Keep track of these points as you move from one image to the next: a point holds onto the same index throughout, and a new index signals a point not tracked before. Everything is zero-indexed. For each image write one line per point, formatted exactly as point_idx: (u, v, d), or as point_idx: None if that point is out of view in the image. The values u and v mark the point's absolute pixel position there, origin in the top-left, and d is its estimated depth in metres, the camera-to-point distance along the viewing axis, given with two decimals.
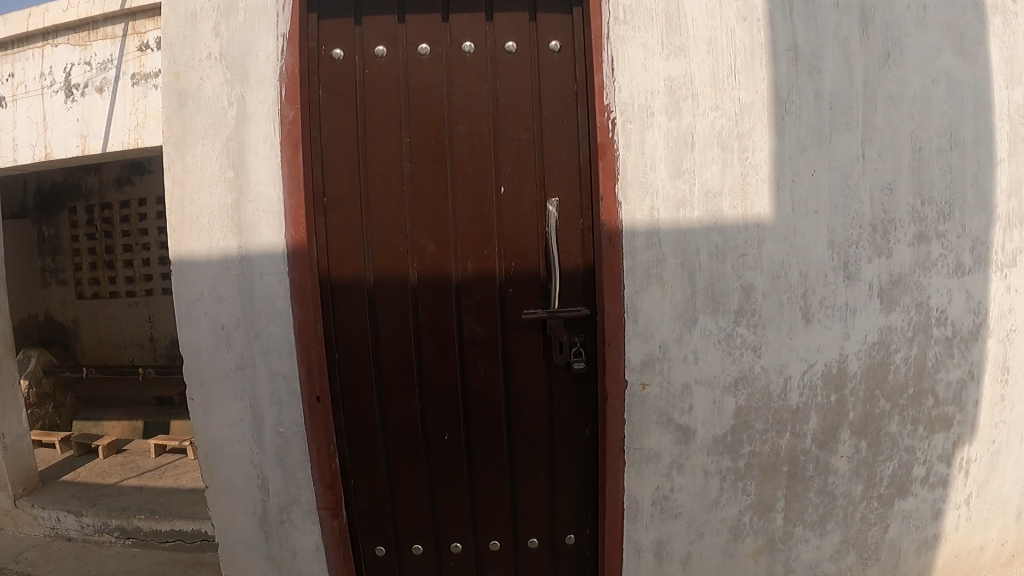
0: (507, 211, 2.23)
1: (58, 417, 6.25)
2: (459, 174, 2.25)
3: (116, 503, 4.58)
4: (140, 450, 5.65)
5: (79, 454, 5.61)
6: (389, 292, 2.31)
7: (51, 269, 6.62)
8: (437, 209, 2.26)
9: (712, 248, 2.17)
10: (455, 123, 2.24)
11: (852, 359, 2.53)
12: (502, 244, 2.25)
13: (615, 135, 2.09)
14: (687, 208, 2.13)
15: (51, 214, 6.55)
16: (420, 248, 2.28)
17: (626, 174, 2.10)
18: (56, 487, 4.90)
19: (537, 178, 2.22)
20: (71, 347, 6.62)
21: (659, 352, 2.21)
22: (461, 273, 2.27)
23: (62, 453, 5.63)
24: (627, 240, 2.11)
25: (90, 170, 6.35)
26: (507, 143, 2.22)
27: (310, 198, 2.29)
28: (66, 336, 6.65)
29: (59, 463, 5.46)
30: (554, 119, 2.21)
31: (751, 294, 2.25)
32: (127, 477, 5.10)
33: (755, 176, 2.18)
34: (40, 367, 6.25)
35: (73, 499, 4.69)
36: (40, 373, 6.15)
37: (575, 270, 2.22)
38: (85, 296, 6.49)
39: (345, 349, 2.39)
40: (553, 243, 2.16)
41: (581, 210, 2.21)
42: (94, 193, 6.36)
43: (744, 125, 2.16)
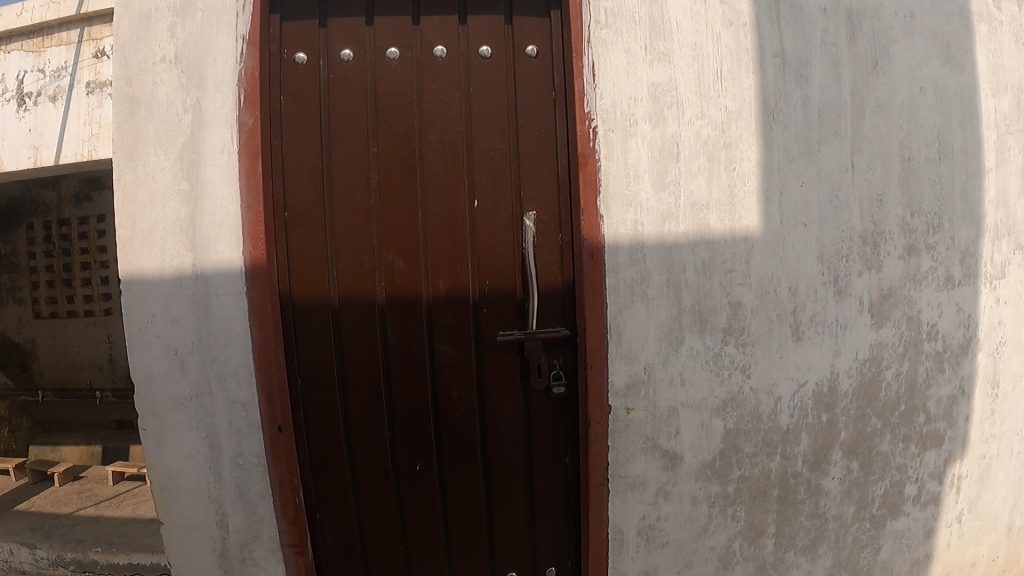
0: (481, 226, 2.07)
1: (14, 442, 6.04)
2: (430, 185, 2.08)
3: (71, 535, 4.31)
4: (98, 477, 5.39)
5: (35, 481, 5.35)
6: (356, 312, 2.14)
7: (8, 288, 6.28)
8: (406, 222, 2.09)
9: (699, 264, 2.02)
10: (427, 132, 2.08)
11: (844, 377, 2.43)
12: (477, 261, 2.08)
13: (597, 144, 1.92)
14: (673, 222, 1.98)
15: (8, 230, 6.24)
16: (387, 265, 2.10)
17: (608, 185, 1.93)
18: (9, 519, 4.65)
19: (513, 189, 2.07)
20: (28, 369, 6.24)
21: (644, 375, 2.05)
22: (433, 293, 2.10)
23: (18, 480, 5.38)
24: (610, 255, 1.94)
25: (48, 185, 6.08)
26: (482, 153, 2.07)
27: (270, 212, 2.11)
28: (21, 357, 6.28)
29: (14, 491, 5.18)
30: (531, 128, 2.06)
31: (740, 311, 2.12)
32: (84, 507, 4.80)
33: (742, 187, 2.06)
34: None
35: (27, 531, 4.44)
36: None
37: (556, 287, 2.05)
38: (43, 315, 6.17)
39: (310, 374, 2.22)
40: (530, 259, 1.99)
41: (561, 223, 2.05)
42: (52, 209, 6.09)
43: (731, 134, 2.04)
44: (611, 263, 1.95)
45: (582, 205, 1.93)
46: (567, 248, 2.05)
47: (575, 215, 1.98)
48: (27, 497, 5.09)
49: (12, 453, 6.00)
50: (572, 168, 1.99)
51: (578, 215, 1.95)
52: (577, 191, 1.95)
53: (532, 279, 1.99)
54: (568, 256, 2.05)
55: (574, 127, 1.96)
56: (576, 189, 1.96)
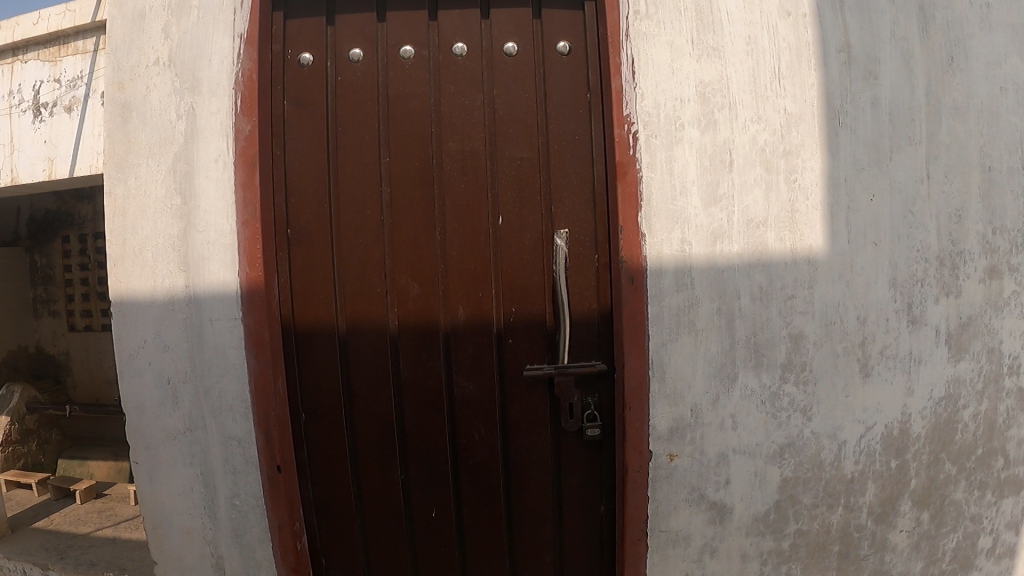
0: (505, 245, 1.79)
1: (43, 456, 5.71)
2: (448, 198, 1.80)
3: (84, 556, 4.06)
4: (122, 496, 5.18)
5: (56, 498, 5.10)
6: (364, 343, 1.88)
7: (43, 300, 5.90)
8: (421, 240, 1.82)
9: (755, 289, 1.74)
10: (444, 139, 1.82)
11: (916, 419, 2.13)
12: (501, 285, 1.80)
13: (638, 152, 1.66)
14: (726, 241, 1.70)
15: (44, 242, 5.82)
16: (399, 289, 1.83)
17: (650, 198, 1.66)
18: (24, 536, 4.41)
19: (543, 203, 1.79)
20: (62, 383, 5.90)
21: (690, 418, 1.78)
22: (451, 322, 1.82)
23: (39, 496, 5.12)
24: (653, 280, 1.67)
25: (84, 198, 5.66)
26: (506, 162, 1.79)
27: (270, 229, 1.88)
28: (57, 370, 5.93)
29: (34, 507, 4.95)
30: (563, 133, 1.79)
31: (801, 344, 1.84)
32: (102, 527, 4.58)
33: (805, 202, 1.79)
34: (23, 403, 5.47)
35: (42, 550, 4.19)
36: (22, 410, 5.42)
37: (589, 316, 1.79)
38: (80, 329, 5.80)
39: (314, 409, 1.96)
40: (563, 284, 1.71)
41: (596, 242, 1.78)
42: (88, 222, 5.68)
43: (792, 140, 1.77)
44: (654, 289, 1.67)
45: (621, 221, 1.66)
46: (604, 269, 1.77)
47: (613, 233, 1.71)
48: (47, 514, 4.82)
49: (40, 467, 5.68)
50: (609, 180, 1.72)
51: (615, 233, 1.69)
52: (615, 205, 1.69)
53: (563, 302, 1.74)
54: (605, 280, 1.77)
55: (610, 133, 1.70)
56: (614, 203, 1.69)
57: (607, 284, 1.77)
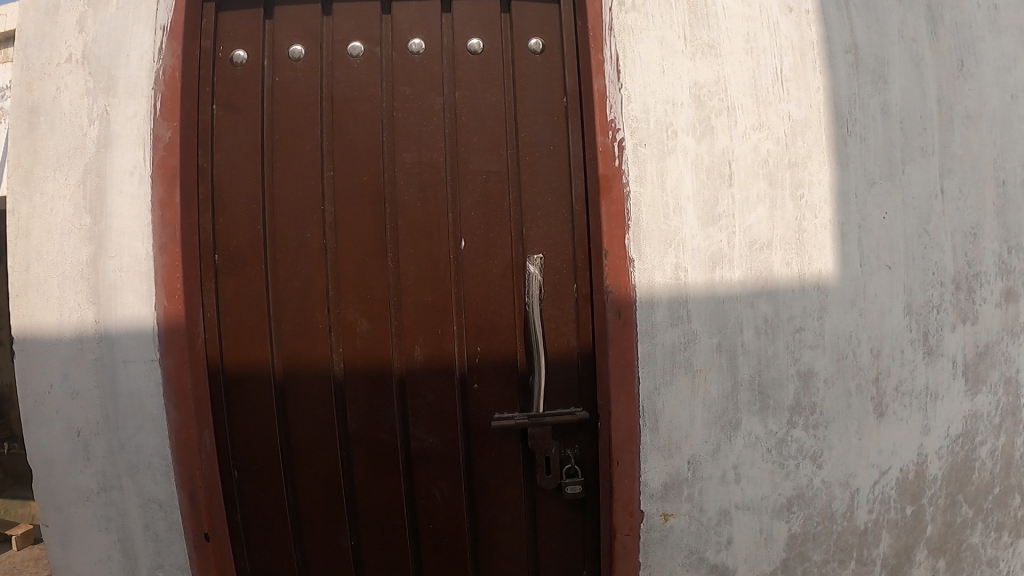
0: (469, 273, 1.52)
1: None
2: (402, 219, 1.53)
3: None
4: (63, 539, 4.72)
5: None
6: (306, 389, 1.59)
7: None
8: (370, 268, 1.55)
9: (760, 322, 1.51)
10: (398, 150, 1.55)
11: (933, 460, 1.91)
12: (465, 321, 1.53)
13: (624, 163, 1.40)
14: (727, 267, 1.46)
15: None
16: (345, 326, 1.56)
17: (639, 217, 1.40)
18: None
19: (512, 224, 1.53)
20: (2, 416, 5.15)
21: (687, 472, 1.53)
22: (406, 365, 1.55)
23: None
24: (644, 314, 1.41)
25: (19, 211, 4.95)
26: (469, 176, 1.53)
27: (195, 255, 1.59)
28: None
29: None
30: (535, 143, 1.53)
31: (811, 382, 1.61)
32: None
33: (813, 221, 1.57)
34: None
35: None
36: None
37: (568, 353, 1.53)
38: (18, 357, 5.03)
39: (248, 467, 1.65)
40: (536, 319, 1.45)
41: (575, 269, 1.52)
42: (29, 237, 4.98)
43: (798, 150, 1.56)
44: (645, 325, 1.41)
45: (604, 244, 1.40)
46: (586, 300, 1.51)
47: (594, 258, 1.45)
48: None
49: None
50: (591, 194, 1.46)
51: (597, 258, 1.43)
52: (597, 226, 1.43)
53: (540, 340, 1.47)
54: (585, 314, 1.51)
55: (590, 142, 1.45)
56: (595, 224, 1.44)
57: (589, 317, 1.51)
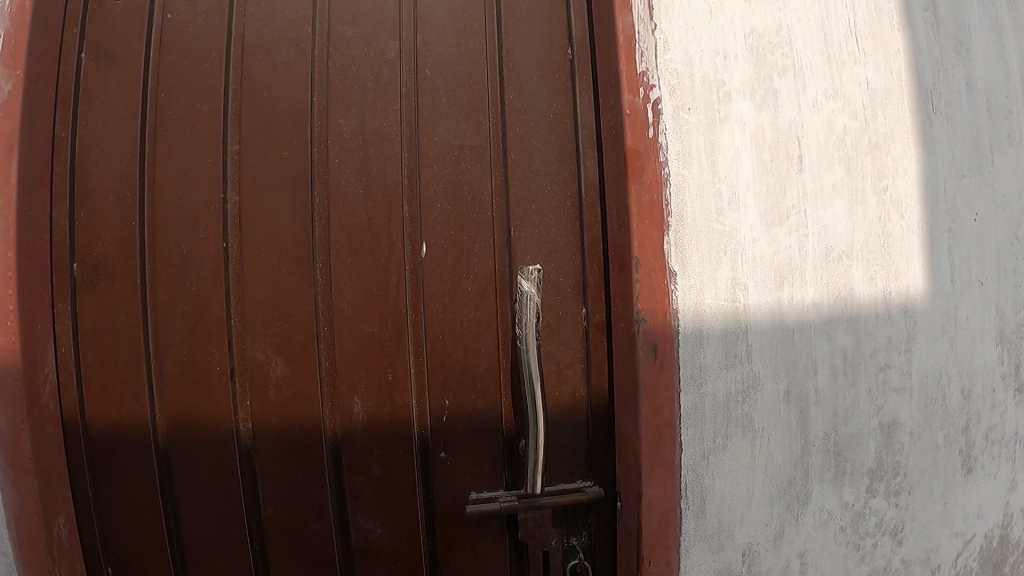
0: (432, 292, 1.07)
1: None
2: (334, 212, 1.07)
3: None
4: None
5: None
6: (203, 456, 1.14)
7: None
8: (289, 283, 1.07)
9: (839, 358, 1.10)
10: (332, 114, 1.09)
11: (1018, 521, 1.52)
12: (427, 360, 1.07)
13: (660, 133, 0.95)
14: (799, 284, 1.03)
15: None
16: (253, 368, 1.09)
17: (683, 210, 0.95)
18: None
19: (494, 221, 1.08)
20: None
21: (741, 568, 1.09)
22: (342, 425, 1.08)
23: None
24: (691, 351, 0.95)
25: None
26: (434, 151, 1.08)
27: (44, 263, 1.09)
28: None
29: None
30: (528, 109, 1.10)
31: (894, 436, 1.23)
32: None
33: (898, 221, 1.18)
34: None
35: None
36: None
37: (577, 404, 1.08)
38: None
39: (124, 567, 1.16)
40: (532, 359, 1.00)
41: (585, 286, 1.08)
42: None
43: (879, 128, 1.18)
44: (692, 367, 0.96)
45: (632, 246, 0.93)
46: (602, 328, 1.08)
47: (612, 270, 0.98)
48: None
49: None
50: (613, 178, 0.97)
51: (616, 271, 0.96)
52: (620, 225, 0.95)
53: (539, 393, 1.01)
54: (597, 351, 1.07)
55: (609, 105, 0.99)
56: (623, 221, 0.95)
57: (606, 353, 1.07)
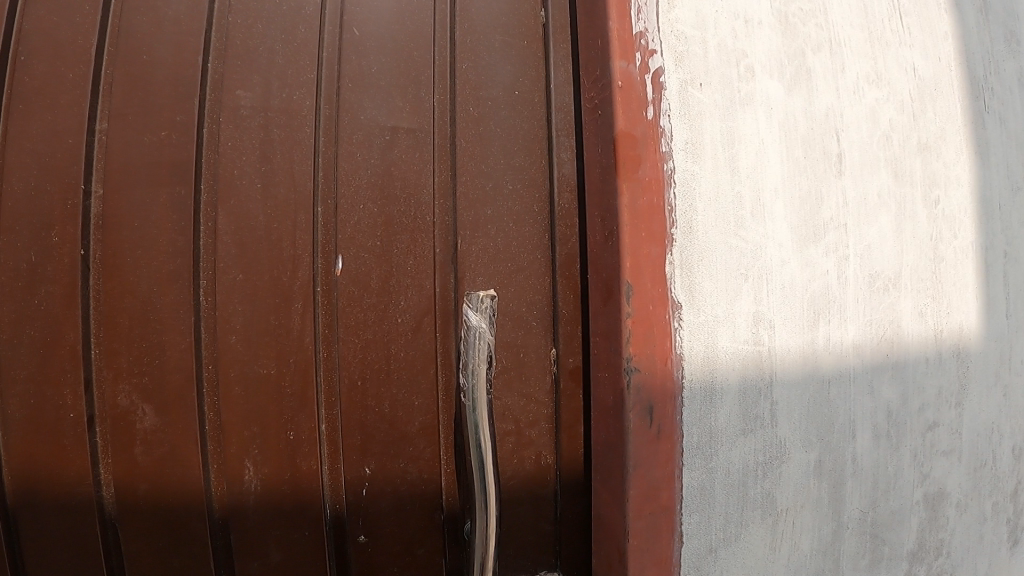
0: (350, 324, 0.82)
1: None
2: (222, 212, 0.80)
3: None
4: None
5: None
6: (44, 531, 0.83)
7: None
8: (162, 306, 0.81)
9: (883, 416, 0.86)
10: (227, 83, 0.83)
11: None
12: (342, 412, 0.82)
13: (662, 113, 0.68)
14: (839, 321, 0.79)
15: None
16: (114, 418, 0.81)
17: (693, 218, 0.69)
18: None
19: (435, 229, 0.83)
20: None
21: None
22: (230, 498, 0.81)
23: None
24: (700, 412, 0.69)
25: None
26: (359, 134, 0.83)
27: None
28: None
29: None
30: (485, 86, 0.86)
31: (939, 509, 0.98)
32: None
33: (950, 241, 0.94)
34: None
35: None
36: None
37: (542, 475, 0.84)
38: None
39: None
40: (484, 427, 0.74)
41: (555, 321, 0.84)
42: None
43: (927, 125, 0.95)
44: (700, 434, 0.69)
45: (623, 265, 0.65)
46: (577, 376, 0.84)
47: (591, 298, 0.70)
48: None
49: None
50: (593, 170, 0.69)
51: (597, 300, 0.68)
52: (602, 237, 0.67)
53: (492, 465, 0.75)
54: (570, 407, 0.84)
55: (589, 73, 0.70)
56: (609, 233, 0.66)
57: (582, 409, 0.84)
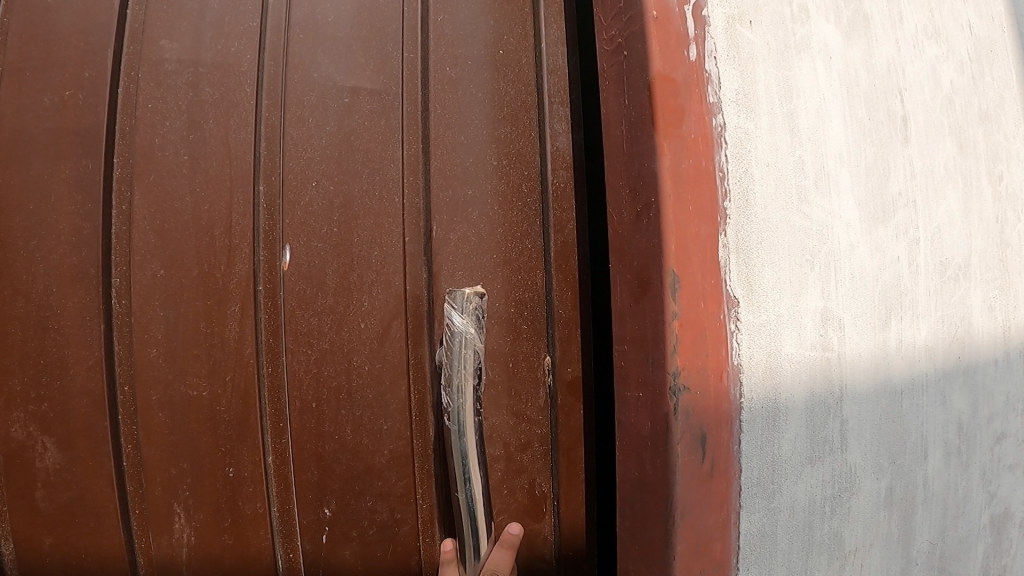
0: (298, 331, 0.69)
1: None
2: (141, 198, 0.69)
3: None
4: None
5: None
6: None
7: None
8: (63, 313, 0.69)
9: (954, 431, 0.72)
10: (148, 35, 0.71)
11: None
12: (292, 437, 0.70)
13: (706, 56, 0.54)
14: (910, 319, 0.65)
15: None
16: (10, 455, 0.70)
17: (749, 189, 0.55)
18: None
19: (404, 215, 0.70)
20: None
21: None
22: (156, 537, 0.72)
23: None
24: (762, 439, 0.54)
25: None
26: (311, 96, 0.71)
27: None
28: None
29: None
30: (460, 43, 0.73)
31: (1005, 534, 0.85)
32: None
33: (1016, 225, 0.81)
34: None
35: None
36: None
37: (536, 507, 0.73)
38: None
39: None
40: (473, 457, 0.65)
41: (549, 324, 0.71)
42: None
43: (988, 90, 0.81)
44: (761, 467, 0.55)
45: (668, 253, 0.50)
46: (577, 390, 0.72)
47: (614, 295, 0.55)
48: None
49: None
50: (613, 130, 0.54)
51: (626, 299, 0.53)
52: (633, 217, 0.52)
53: (482, 500, 0.65)
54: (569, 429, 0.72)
55: (608, 7, 0.55)
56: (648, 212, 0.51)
57: (583, 429, 0.72)
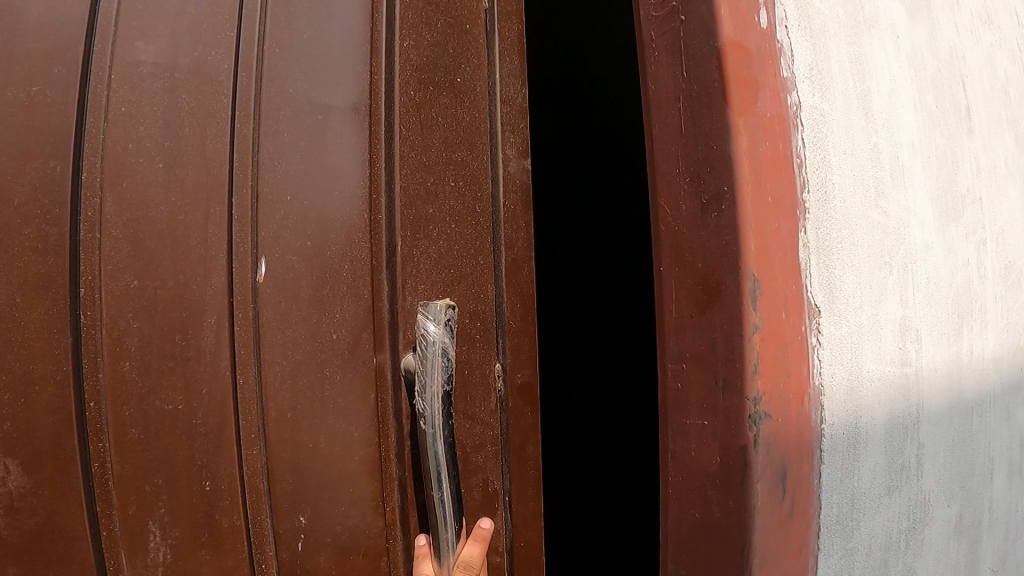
0: (269, 349, 0.85)
1: None
2: (122, 238, 0.80)
3: None
4: None
5: None
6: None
7: None
8: (28, 323, 0.78)
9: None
10: (144, 101, 0.81)
11: None
12: (281, 441, 0.86)
13: (780, 44, 0.59)
14: (981, 302, 0.68)
15: None
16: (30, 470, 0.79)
17: (826, 177, 0.60)
18: None
19: (371, 260, 0.87)
20: None
21: None
22: (162, 534, 0.84)
23: None
24: (843, 466, 0.59)
25: None
26: (289, 161, 0.86)
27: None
28: None
29: None
30: (420, 117, 0.90)
31: None
32: None
33: None
34: None
35: None
36: None
37: (489, 501, 0.95)
38: None
39: None
40: (439, 458, 0.82)
41: (498, 338, 0.95)
42: None
43: None
44: (841, 495, 0.59)
45: (749, 261, 0.55)
46: (523, 392, 0.96)
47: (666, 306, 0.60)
48: None
49: None
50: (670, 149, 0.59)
51: (688, 313, 0.58)
52: (694, 225, 0.58)
53: (446, 487, 0.83)
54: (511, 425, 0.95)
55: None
56: (728, 207, 0.56)
57: (527, 429, 0.96)
